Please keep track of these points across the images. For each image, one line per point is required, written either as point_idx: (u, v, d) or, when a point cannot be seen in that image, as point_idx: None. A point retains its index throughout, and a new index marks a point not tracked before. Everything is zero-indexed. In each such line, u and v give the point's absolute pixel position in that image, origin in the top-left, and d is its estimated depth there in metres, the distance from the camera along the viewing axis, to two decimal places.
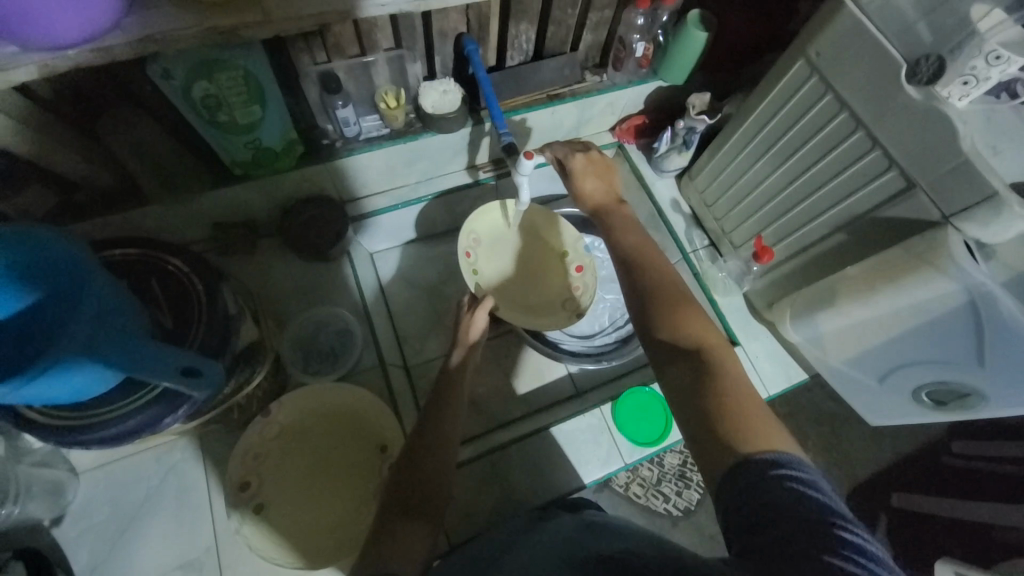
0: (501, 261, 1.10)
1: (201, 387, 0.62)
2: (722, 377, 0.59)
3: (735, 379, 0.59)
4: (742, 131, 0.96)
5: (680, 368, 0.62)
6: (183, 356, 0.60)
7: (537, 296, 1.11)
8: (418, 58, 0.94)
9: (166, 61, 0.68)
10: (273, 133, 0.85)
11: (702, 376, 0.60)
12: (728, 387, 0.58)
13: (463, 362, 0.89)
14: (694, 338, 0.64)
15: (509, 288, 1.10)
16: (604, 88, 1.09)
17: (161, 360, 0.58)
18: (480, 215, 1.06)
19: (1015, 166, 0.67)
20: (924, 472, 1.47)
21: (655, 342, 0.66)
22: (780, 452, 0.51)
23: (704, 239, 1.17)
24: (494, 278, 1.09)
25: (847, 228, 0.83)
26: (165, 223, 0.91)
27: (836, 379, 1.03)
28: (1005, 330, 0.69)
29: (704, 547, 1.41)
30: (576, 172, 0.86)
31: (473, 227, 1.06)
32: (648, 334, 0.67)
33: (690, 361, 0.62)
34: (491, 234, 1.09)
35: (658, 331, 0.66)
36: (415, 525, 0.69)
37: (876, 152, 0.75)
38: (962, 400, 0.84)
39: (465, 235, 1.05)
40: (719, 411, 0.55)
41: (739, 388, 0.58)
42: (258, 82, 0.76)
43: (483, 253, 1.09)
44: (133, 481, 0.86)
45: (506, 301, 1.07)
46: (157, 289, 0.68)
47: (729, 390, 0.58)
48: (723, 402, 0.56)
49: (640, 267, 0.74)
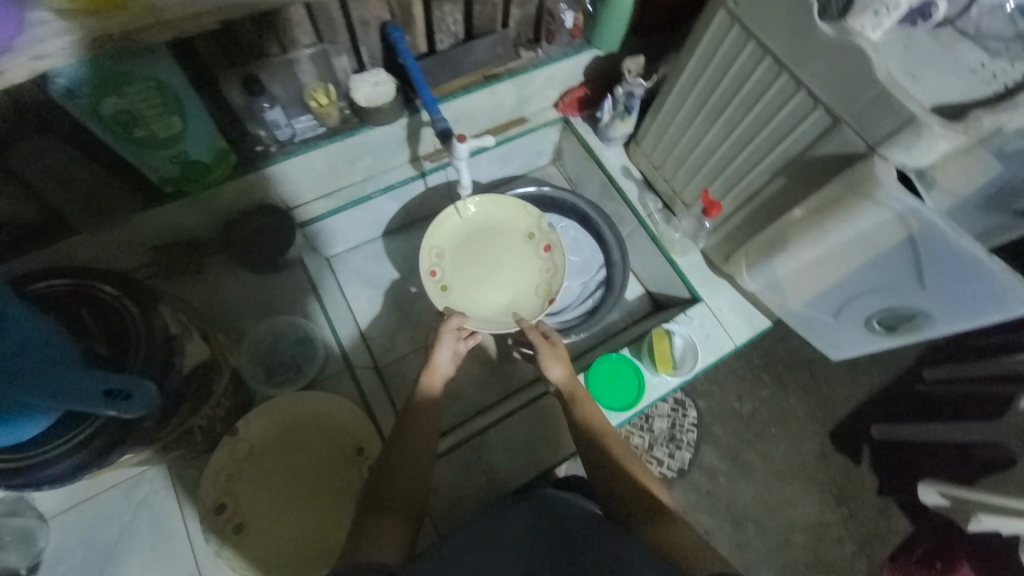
0: (469, 266, 1.09)
1: (133, 408, 0.57)
2: (681, 535, 0.65)
3: (690, 537, 0.65)
4: (678, 90, 0.97)
5: (645, 523, 0.69)
6: (109, 377, 0.56)
7: (513, 289, 1.10)
8: (343, 51, 0.90)
9: (66, 77, 0.63)
10: (200, 144, 0.82)
11: (665, 532, 0.66)
12: (684, 539, 0.65)
13: (428, 384, 0.85)
14: (653, 498, 0.72)
15: (484, 291, 1.08)
16: (540, 62, 1.07)
17: (88, 384, 0.54)
18: (437, 228, 1.06)
19: (934, 90, 0.69)
20: (900, 401, 1.53)
21: (615, 504, 0.75)
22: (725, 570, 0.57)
23: (657, 203, 1.17)
24: (466, 285, 1.08)
25: (784, 172, 0.85)
26: (100, 252, 0.87)
27: (798, 322, 1.06)
28: (939, 248, 0.72)
29: (702, 503, 1.45)
30: (546, 360, 0.91)
31: (432, 243, 1.06)
32: (612, 490, 0.76)
33: (655, 521, 0.69)
34: (451, 244, 1.08)
35: (619, 491, 0.75)
36: (387, 520, 0.69)
37: (802, 93, 0.76)
38: (911, 323, 0.87)
39: (426, 254, 1.05)
40: (679, 548, 0.63)
41: (688, 541, 0.64)
42: (172, 91, 0.73)
43: (449, 264, 1.08)
44: (104, 521, 0.83)
45: (478, 305, 1.07)
46: (90, 318, 0.65)
47: (684, 546, 0.63)
48: (678, 546, 0.63)
49: (604, 436, 0.81)
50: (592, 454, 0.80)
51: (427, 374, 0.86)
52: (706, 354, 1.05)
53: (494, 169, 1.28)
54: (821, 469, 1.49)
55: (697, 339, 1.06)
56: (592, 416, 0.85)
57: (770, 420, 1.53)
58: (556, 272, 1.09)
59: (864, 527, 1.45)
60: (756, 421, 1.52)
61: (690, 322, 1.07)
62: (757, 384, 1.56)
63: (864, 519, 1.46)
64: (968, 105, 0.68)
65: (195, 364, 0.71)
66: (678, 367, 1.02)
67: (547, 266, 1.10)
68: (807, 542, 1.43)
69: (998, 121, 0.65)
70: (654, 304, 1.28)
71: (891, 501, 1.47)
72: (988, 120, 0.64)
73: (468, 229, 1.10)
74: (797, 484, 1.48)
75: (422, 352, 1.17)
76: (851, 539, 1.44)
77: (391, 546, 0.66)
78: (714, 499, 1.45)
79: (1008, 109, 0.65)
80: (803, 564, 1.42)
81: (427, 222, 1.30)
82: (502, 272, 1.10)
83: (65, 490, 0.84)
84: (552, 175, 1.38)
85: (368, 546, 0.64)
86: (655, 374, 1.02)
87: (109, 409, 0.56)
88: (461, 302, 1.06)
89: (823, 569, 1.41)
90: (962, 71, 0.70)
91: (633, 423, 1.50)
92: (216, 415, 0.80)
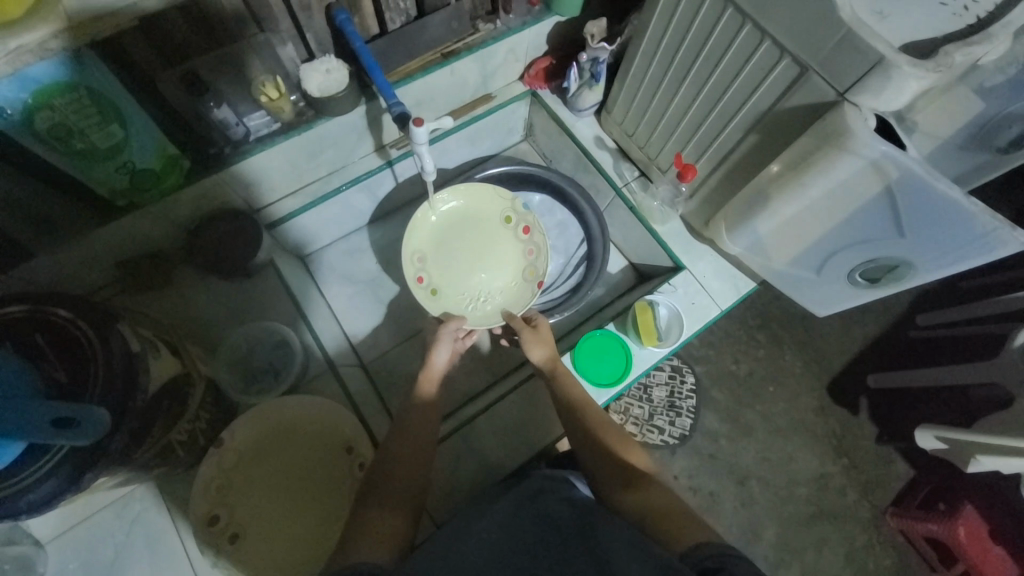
0: (454, 263, 1.07)
1: (81, 436, 0.55)
2: (662, 502, 0.66)
3: (670, 504, 0.65)
4: (643, 52, 0.94)
5: (631, 493, 0.69)
6: (58, 405, 0.54)
7: (502, 278, 1.08)
8: (288, 39, 0.86)
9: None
10: (146, 151, 0.77)
11: (641, 498, 0.67)
12: (659, 503, 0.65)
13: (422, 384, 0.86)
14: (632, 467, 0.73)
15: (472, 283, 1.07)
16: (499, 34, 1.02)
17: (32, 410, 0.52)
18: (413, 232, 1.03)
19: (903, 28, 0.67)
20: (895, 348, 1.52)
21: (597, 478, 0.74)
22: (703, 537, 0.57)
23: (633, 171, 1.15)
24: (455, 283, 1.06)
25: (756, 129, 0.82)
26: (59, 274, 0.84)
27: (783, 281, 1.05)
28: (915, 194, 0.70)
29: (705, 467, 1.45)
30: (527, 341, 0.92)
31: (413, 248, 1.03)
32: (595, 467, 0.75)
33: (631, 487, 0.70)
34: (431, 242, 1.06)
35: (601, 469, 0.74)
36: (371, 509, 0.68)
37: (768, 43, 0.72)
38: (894, 273, 0.85)
39: (409, 261, 1.02)
40: (663, 518, 0.62)
41: (666, 508, 0.64)
42: (107, 97, 0.67)
43: (432, 266, 1.05)
44: (99, 543, 0.83)
45: (468, 300, 1.06)
46: (46, 345, 0.63)
47: (663, 511, 0.64)
48: (660, 516, 0.63)
49: (587, 409, 0.82)
50: (576, 432, 0.81)
51: (424, 370, 0.88)
52: (691, 322, 1.04)
53: (465, 151, 1.25)
54: (820, 422, 1.50)
55: (681, 307, 1.05)
56: (575, 393, 0.85)
57: (767, 379, 1.53)
58: (538, 254, 1.07)
59: (866, 475, 1.46)
60: (754, 382, 1.52)
61: (674, 292, 1.06)
62: (752, 344, 1.55)
63: (865, 468, 1.47)
64: (939, 41, 0.66)
65: (164, 379, 0.70)
66: (663, 339, 1.01)
67: (529, 248, 1.08)
68: (811, 495, 1.45)
69: (969, 55, 0.62)
70: (639, 276, 1.26)
71: (892, 448, 1.48)
72: (959, 54, 0.62)
73: (445, 224, 1.07)
74: (798, 439, 1.48)
75: (408, 344, 1.16)
76: (853, 488, 1.45)
77: (389, 535, 0.65)
78: (717, 462, 1.46)
79: (979, 42, 0.63)
80: (808, 516, 1.43)
81: (402, 212, 1.27)
82: (486, 260, 1.08)
83: (56, 514, 0.83)
84: (526, 152, 1.35)
85: (353, 537, 0.63)
86: (642, 347, 1.01)
87: (58, 438, 0.53)
88: (454, 301, 1.05)
89: (828, 520, 1.43)
90: (931, 5, 0.68)
91: (632, 395, 1.50)
92: (196, 427, 0.80)
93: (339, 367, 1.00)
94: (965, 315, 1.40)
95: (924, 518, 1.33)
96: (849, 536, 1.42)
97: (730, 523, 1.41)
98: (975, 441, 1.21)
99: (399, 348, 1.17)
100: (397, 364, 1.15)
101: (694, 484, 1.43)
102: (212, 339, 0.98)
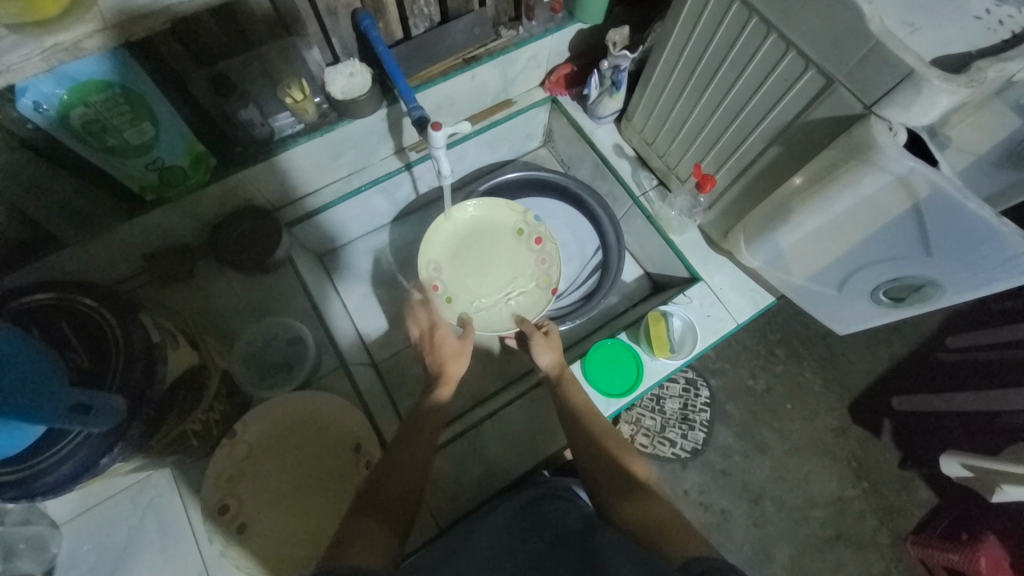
0: (468, 271, 1.07)
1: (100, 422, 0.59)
2: (657, 512, 0.64)
3: (669, 515, 0.64)
4: (665, 60, 0.93)
5: (626, 503, 0.68)
6: (79, 392, 0.57)
7: (515, 284, 1.08)
8: (315, 43, 0.87)
9: (35, 91, 0.60)
10: (174, 149, 0.79)
11: (636, 509, 0.66)
12: (656, 514, 0.64)
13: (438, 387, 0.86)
14: (633, 477, 0.72)
15: (484, 289, 1.07)
16: (522, 41, 1.02)
17: (55, 396, 0.55)
18: (429, 241, 1.04)
19: (935, 41, 0.66)
20: (922, 370, 1.47)
21: (596, 485, 0.74)
22: (691, 546, 0.56)
23: (652, 179, 1.14)
24: (468, 291, 1.07)
25: (779, 141, 0.80)
26: (89, 263, 0.87)
27: (801, 297, 1.02)
28: (946, 210, 0.67)
29: (716, 483, 1.42)
30: (535, 347, 0.92)
31: (427, 256, 1.04)
32: (592, 472, 0.75)
33: (629, 497, 0.69)
34: (446, 252, 1.06)
35: (597, 473, 0.74)
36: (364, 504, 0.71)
37: (793, 54, 0.70)
38: (920, 293, 0.82)
39: (424, 268, 1.03)
40: (656, 528, 0.61)
41: (662, 518, 0.63)
42: (138, 95, 0.69)
43: (448, 274, 1.06)
44: (113, 526, 0.85)
45: (479, 305, 1.06)
46: (72, 333, 0.65)
47: (661, 523, 0.62)
48: (652, 528, 0.62)
49: (587, 415, 0.81)
50: (575, 438, 0.80)
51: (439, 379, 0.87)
52: (706, 335, 1.02)
53: (483, 155, 1.25)
54: (839, 443, 1.45)
55: (696, 319, 1.03)
56: (577, 400, 0.84)
57: (785, 396, 1.49)
58: (551, 260, 1.08)
59: (887, 501, 1.41)
60: (771, 397, 1.49)
61: (689, 303, 1.04)
62: (770, 359, 1.52)
63: (886, 493, 1.41)
64: (972, 55, 0.64)
65: (181, 369, 0.72)
66: (676, 350, 0.99)
67: (543, 257, 1.08)
68: (827, 518, 1.40)
69: (1002, 70, 0.61)
70: (654, 286, 1.25)
71: (915, 473, 1.42)
72: (992, 70, 0.60)
73: (460, 232, 1.08)
74: (815, 459, 1.44)
75: (420, 344, 1.18)
76: (873, 513, 1.40)
77: (384, 540, 0.64)
78: (730, 479, 1.42)
79: (1014, 57, 0.61)
80: (822, 539, 1.38)
81: (418, 214, 1.28)
82: (500, 266, 1.08)
83: (75, 497, 0.85)
84: (544, 158, 1.36)
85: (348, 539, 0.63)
86: (653, 358, 0.99)
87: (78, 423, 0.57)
88: (468, 307, 1.05)
89: (844, 544, 1.38)
90: (964, 19, 0.66)
91: (644, 405, 1.48)
92: (210, 418, 0.83)
93: (350, 364, 1.02)
94: (997, 339, 1.37)
95: (944, 548, 1.27)
96: (867, 563, 1.36)
97: (741, 542, 1.38)
98: (1002, 470, 1.15)
99: (410, 348, 1.18)
100: (407, 364, 1.16)
101: (704, 500, 1.40)
102: (230, 333, 1.00)
